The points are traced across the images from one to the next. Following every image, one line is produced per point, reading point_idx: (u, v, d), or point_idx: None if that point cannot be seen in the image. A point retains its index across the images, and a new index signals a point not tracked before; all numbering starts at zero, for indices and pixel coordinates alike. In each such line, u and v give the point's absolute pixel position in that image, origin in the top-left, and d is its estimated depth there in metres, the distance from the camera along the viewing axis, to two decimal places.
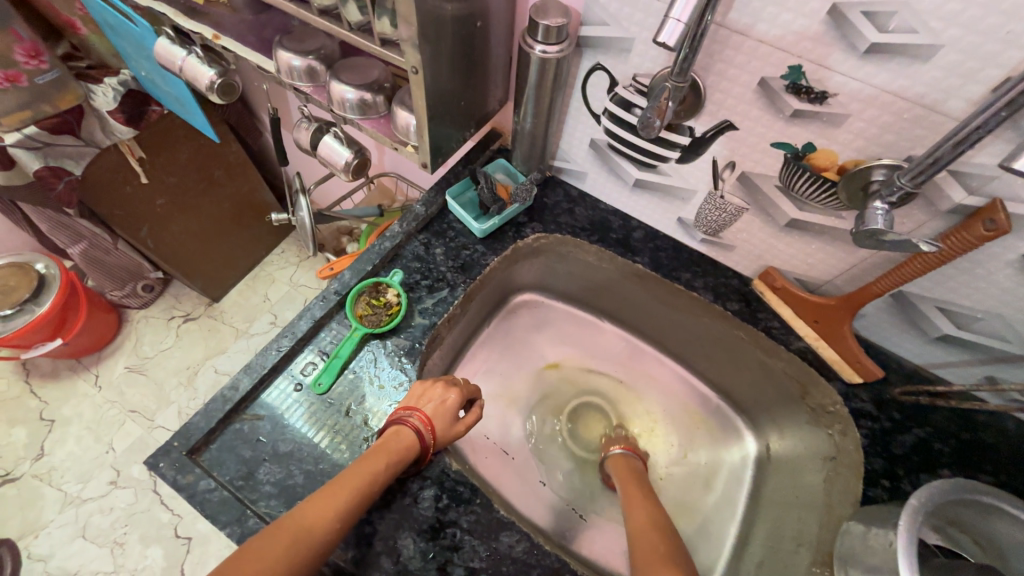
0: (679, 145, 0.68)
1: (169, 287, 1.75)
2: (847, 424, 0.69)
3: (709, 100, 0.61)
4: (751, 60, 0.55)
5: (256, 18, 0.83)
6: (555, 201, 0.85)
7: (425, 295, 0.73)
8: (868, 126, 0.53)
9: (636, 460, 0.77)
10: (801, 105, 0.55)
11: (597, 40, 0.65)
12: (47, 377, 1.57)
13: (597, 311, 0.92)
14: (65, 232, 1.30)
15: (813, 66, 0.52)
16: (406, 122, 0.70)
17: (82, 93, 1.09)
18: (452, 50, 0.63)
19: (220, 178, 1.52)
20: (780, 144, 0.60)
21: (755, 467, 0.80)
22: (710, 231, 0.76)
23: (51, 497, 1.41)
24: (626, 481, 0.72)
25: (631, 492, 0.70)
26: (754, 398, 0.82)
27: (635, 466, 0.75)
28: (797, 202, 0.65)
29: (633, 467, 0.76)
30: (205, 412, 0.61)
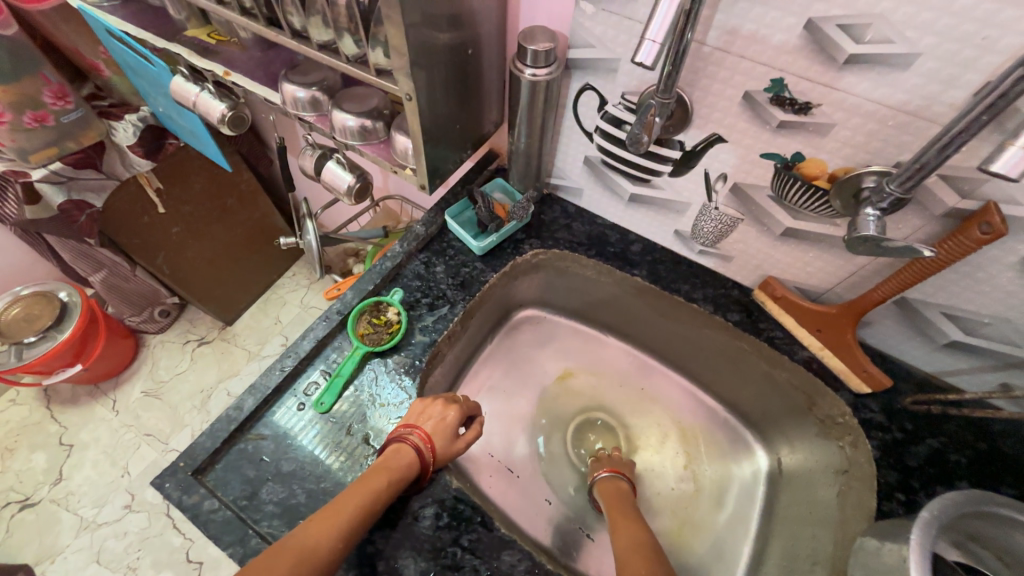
0: (671, 159, 0.69)
1: (185, 312, 1.79)
2: (857, 436, 0.67)
3: (697, 114, 0.62)
4: (734, 74, 0.56)
5: (264, 55, 0.88)
6: (553, 217, 0.86)
7: (425, 313, 0.74)
8: (854, 134, 0.54)
9: (622, 483, 0.73)
10: (786, 116, 0.56)
11: (585, 62, 0.67)
12: (67, 402, 1.61)
13: (600, 326, 0.92)
14: (87, 261, 1.35)
15: (795, 78, 0.53)
16: (404, 146, 0.72)
17: (104, 130, 1.15)
18: (445, 77, 0.66)
19: (233, 205, 1.58)
20: (770, 155, 0.61)
21: (767, 482, 0.78)
22: (707, 242, 0.76)
23: (68, 522, 1.43)
24: (613, 511, 0.68)
25: (617, 520, 0.65)
26: (761, 410, 0.80)
27: (623, 490, 0.71)
28: (791, 212, 0.65)
29: (620, 492, 0.71)
30: (211, 432, 0.62)
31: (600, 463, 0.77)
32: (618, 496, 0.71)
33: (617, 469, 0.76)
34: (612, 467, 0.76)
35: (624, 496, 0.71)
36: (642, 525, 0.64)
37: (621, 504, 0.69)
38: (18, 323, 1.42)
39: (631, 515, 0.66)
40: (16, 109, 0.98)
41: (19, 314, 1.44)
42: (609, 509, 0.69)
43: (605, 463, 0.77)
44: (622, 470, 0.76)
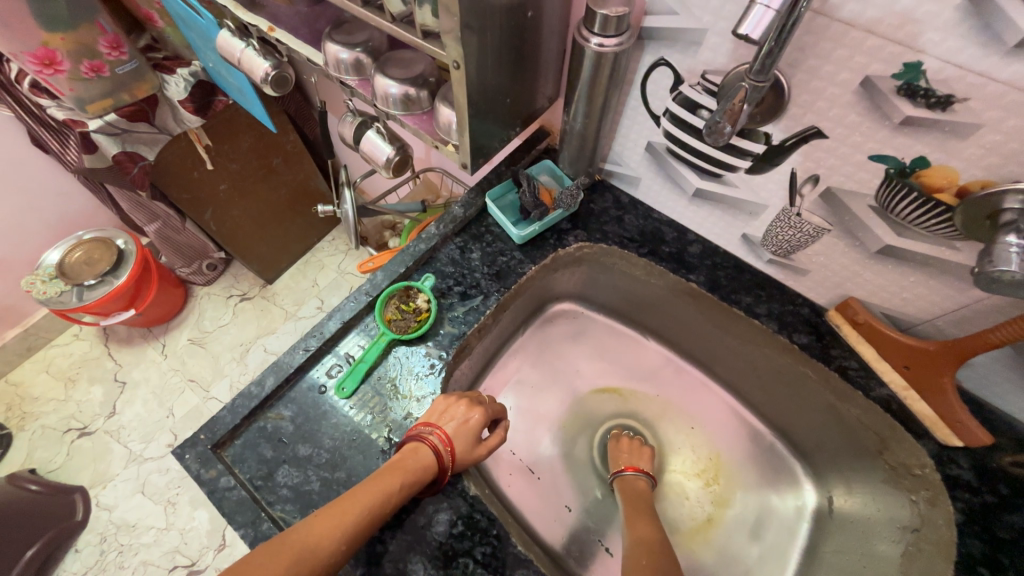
0: (751, 153, 0.59)
1: (230, 267, 1.85)
2: (937, 493, 0.58)
3: (794, 101, 0.52)
4: (854, 55, 0.46)
5: (310, 10, 0.83)
6: (603, 207, 0.78)
7: (456, 302, 0.70)
8: (1007, 140, 0.43)
9: (641, 482, 0.70)
10: (915, 111, 0.45)
11: (664, 32, 0.57)
12: (122, 342, 1.72)
13: (641, 327, 0.85)
14: (142, 212, 1.40)
15: (936, 63, 0.42)
16: (447, 119, 0.66)
17: (157, 84, 1.15)
18: (500, 43, 0.58)
19: (279, 166, 1.58)
20: (881, 157, 0.50)
21: (813, 521, 0.70)
22: (780, 251, 0.67)
23: (118, 452, 1.54)
24: (630, 512, 0.66)
25: (631, 520, 0.64)
26: (817, 443, 0.71)
27: (638, 492, 0.69)
28: (897, 227, 0.54)
29: (639, 493, 0.69)
30: (232, 408, 0.61)
31: (616, 456, 0.74)
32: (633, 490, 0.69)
33: (641, 467, 0.72)
34: (631, 462, 0.73)
35: (640, 492, 0.69)
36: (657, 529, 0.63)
37: (642, 507, 0.67)
38: (79, 265, 1.50)
39: (643, 517, 0.65)
40: (73, 58, 0.98)
41: (80, 257, 1.52)
42: (623, 507, 0.67)
43: (622, 456, 0.74)
44: (643, 466, 0.73)
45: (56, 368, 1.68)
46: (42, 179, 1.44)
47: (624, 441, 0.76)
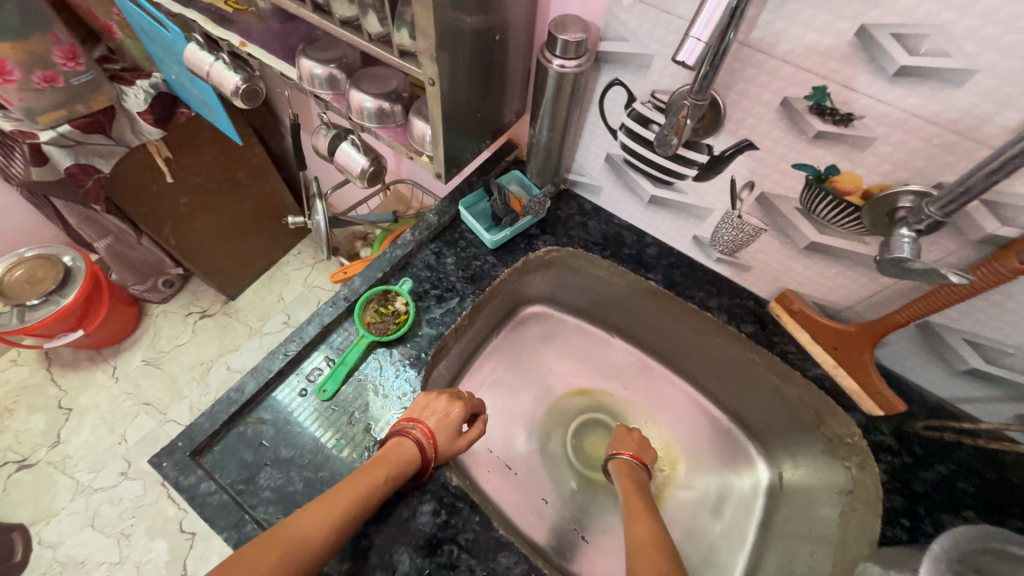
0: (697, 163, 0.67)
1: (188, 284, 1.79)
2: (865, 458, 0.66)
3: (729, 118, 0.60)
4: (774, 79, 0.54)
5: (282, 27, 0.85)
6: (569, 213, 0.84)
7: (434, 304, 0.73)
8: (896, 150, 0.51)
9: (641, 472, 0.74)
10: (825, 127, 0.54)
11: (617, 56, 0.64)
12: (68, 366, 1.61)
13: (607, 326, 0.91)
14: (93, 226, 1.34)
15: (838, 87, 0.51)
16: (422, 131, 0.70)
17: (115, 95, 1.13)
18: (470, 62, 0.63)
19: (243, 179, 1.56)
20: (802, 165, 0.58)
21: (767, 495, 0.77)
22: (726, 250, 0.75)
23: (64, 484, 1.44)
24: (632, 501, 0.69)
25: (634, 511, 0.67)
26: (766, 424, 0.79)
27: (640, 480, 0.72)
28: (819, 226, 0.63)
29: (638, 481, 0.72)
30: (210, 414, 0.61)
31: (623, 442, 0.78)
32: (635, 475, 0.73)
33: (640, 456, 0.76)
34: (636, 451, 0.76)
35: (639, 478, 0.73)
36: (655, 520, 0.66)
37: (642, 495, 0.70)
38: (21, 285, 1.41)
39: (641, 504, 0.68)
40: (25, 68, 0.96)
41: (22, 276, 1.43)
42: (625, 495, 0.70)
43: (629, 444, 0.77)
44: (644, 457, 0.77)
45: None
46: None
47: (633, 431, 0.80)
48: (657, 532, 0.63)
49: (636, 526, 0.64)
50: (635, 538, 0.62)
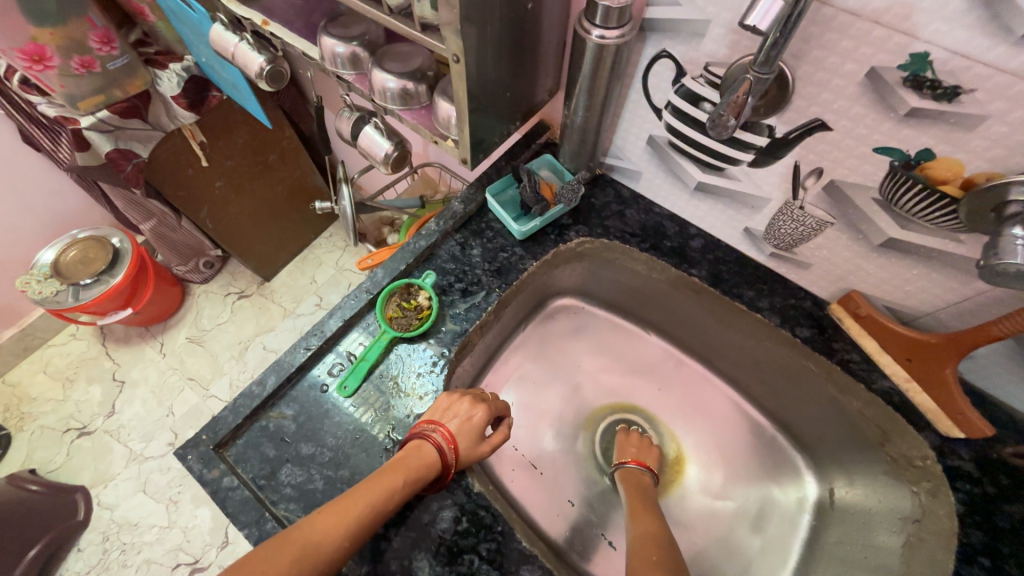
0: (754, 147, 0.58)
1: (227, 265, 1.84)
2: (938, 484, 0.58)
3: (798, 93, 0.51)
4: (860, 45, 0.45)
5: (305, 3, 0.81)
6: (604, 201, 0.78)
7: (458, 299, 0.69)
8: (1013, 131, 0.42)
9: (647, 478, 0.71)
10: (922, 102, 0.45)
11: (666, 24, 0.56)
12: (120, 341, 1.71)
13: (641, 322, 0.85)
14: (137, 209, 1.38)
15: (945, 53, 0.42)
16: (447, 113, 0.65)
17: (149, 79, 1.14)
18: (500, 36, 0.57)
19: (274, 162, 1.56)
20: (886, 149, 0.50)
21: (814, 512, 0.70)
22: (783, 245, 0.66)
23: (119, 452, 1.54)
24: (636, 504, 0.67)
25: (636, 512, 0.65)
26: (819, 436, 0.71)
27: (644, 485, 0.69)
28: (901, 219, 0.54)
29: (643, 487, 0.69)
30: (233, 407, 0.61)
31: (624, 449, 0.74)
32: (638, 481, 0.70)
33: (645, 461, 0.73)
34: (638, 457, 0.73)
35: (643, 483, 0.70)
36: (661, 523, 0.64)
37: (645, 499, 0.68)
38: (75, 265, 1.48)
39: (643, 508, 0.66)
40: (63, 54, 0.96)
41: (75, 256, 1.50)
42: (627, 499, 0.68)
43: (629, 450, 0.74)
44: (648, 462, 0.73)
45: (53, 368, 1.67)
46: (34, 177, 1.42)
47: (632, 435, 0.77)
48: (658, 537, 0.61)
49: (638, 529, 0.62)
50: (635, 539, 0.60)
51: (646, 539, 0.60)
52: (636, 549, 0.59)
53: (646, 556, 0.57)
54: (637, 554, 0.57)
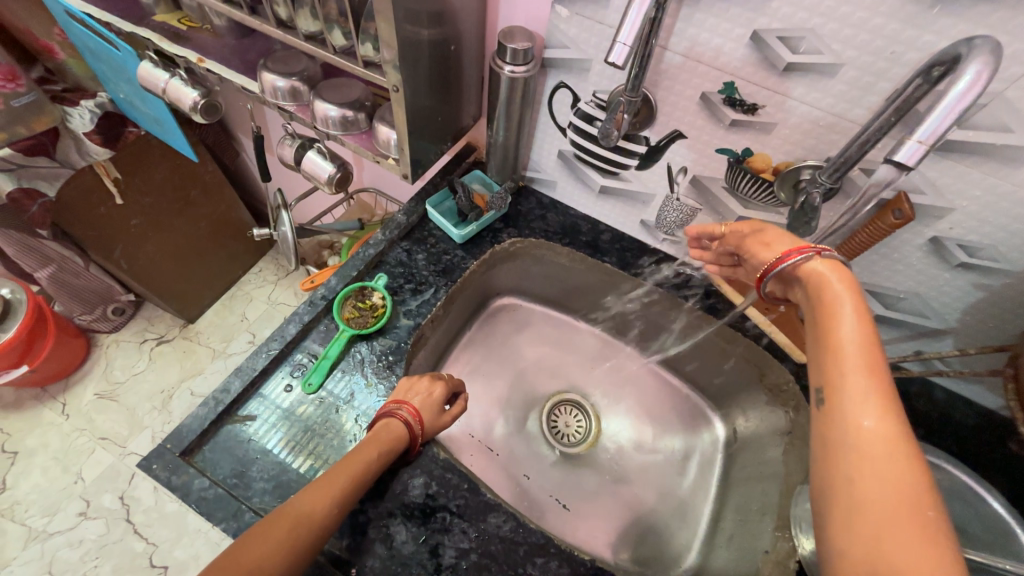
0: (637, 153, 0.76)
1: (141, 311, 1.71)
2: (800, 402, 0.75)
3: (660, 112, 0.69)
4: (692, 77, 0.63)
5: (239, 43, 0.87)
6: (529, 208, 0.91)
7: (409, 297, 0.78)
8: (793, 133, 0.62)
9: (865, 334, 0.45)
10: (737, 116, 0.64)
11: (561, 62, 0.72)
12: (10, 408, 1.51)
13: (572, 311, 0.98)
14: (32, 256, 1.25)
15: (743, 82, 0.60)
16: (387, 136, 0.75)
17: (59, 116, 1.10)
18: (430, 71, 0.69)
19: (197, 198, 1.53)
20: (723, 149, 0.68)
21: (724, 450, 0.85)
22: (670, 231, 0.84)
23: (14, 533, 1.34)
24: (864, 387, 0.43)
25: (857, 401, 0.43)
26: (719, 386, 0.87)
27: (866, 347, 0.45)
28: (743, 202, 0.72)
29: (859, 355, 0.45)
30: (198, 415, 0.65)
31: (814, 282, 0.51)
32: (821, 360, 0.47)
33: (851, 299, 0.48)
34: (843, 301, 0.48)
35: (841, 360, 0.45)
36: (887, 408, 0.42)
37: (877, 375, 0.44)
38: None
39: (853, 401, 0.43)
40: None
41: None
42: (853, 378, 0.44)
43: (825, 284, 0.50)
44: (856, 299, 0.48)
45: None
46: None
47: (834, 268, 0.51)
48: (890, 431, 0.41)
49: (855, 428, 0.42)
50: (860, 440, 0.42)
51: (875, 442, 0.41)
52: (844, 449, 0.42)
53: (884, 471, 0.40)
54: (838, 447, 0.43)
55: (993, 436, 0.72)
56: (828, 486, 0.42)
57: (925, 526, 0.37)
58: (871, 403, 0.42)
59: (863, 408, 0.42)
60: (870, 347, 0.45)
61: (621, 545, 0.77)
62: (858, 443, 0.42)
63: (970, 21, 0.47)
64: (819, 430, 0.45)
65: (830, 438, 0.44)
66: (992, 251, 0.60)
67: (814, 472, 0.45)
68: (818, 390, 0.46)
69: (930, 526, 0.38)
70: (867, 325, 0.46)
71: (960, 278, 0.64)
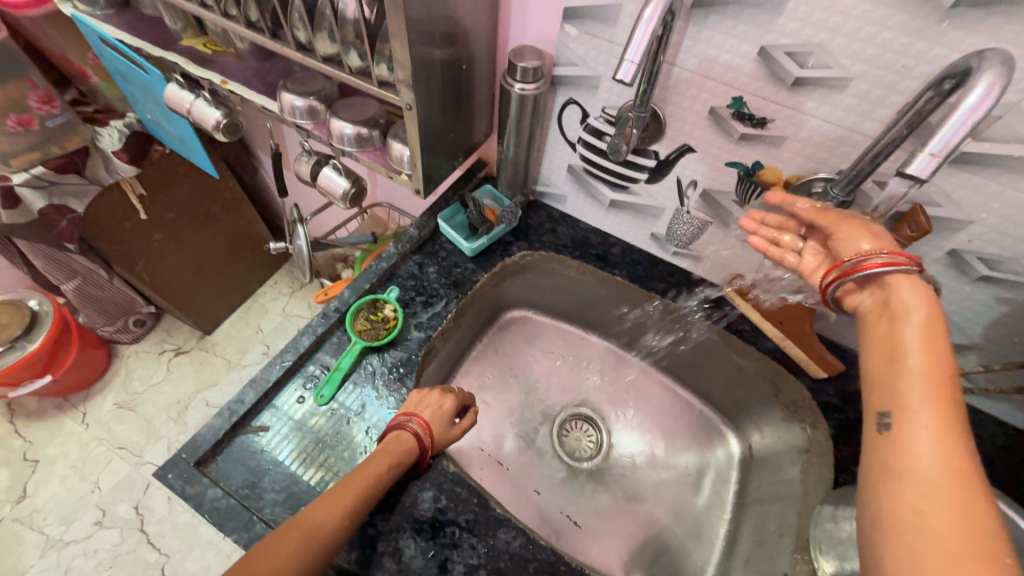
0: (646, 167, 0.76)
1: (160, 322, 1.75)
2: (817, 418, 0.73)
3: (670, 126, 0.69)
4: (700, 92, 0.64)
5: (260, 65, 0.91)
6: (539, 221, 0.92)
7: (420, 310, 0.79)
8: (804, 146, 0.62)
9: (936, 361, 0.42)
10: (746, 130, 0.64)
11: (570, 79, 0.73)
12: (33, 416, 1.55)
13: (582, 324, 0.97)
14: (60, 268, 1.32)
15: (752, 97, 0.61)
16: (400, 153, 0.77)
17: (88, 136, 1.16)
18: (443, 89, 0.71)
19: (217, 213, 1.58)
20: (733, 163, 0.68)
21: (740, 467, 0.83)
22: (681, 244, 0.83)
23: (32, 541, 1.37)
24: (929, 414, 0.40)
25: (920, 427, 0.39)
26: (733, 401, 0.85)
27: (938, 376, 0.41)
28: None
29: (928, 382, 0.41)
30: (212, 425, 0.67)
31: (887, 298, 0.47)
32: (882, 381, 0.43)
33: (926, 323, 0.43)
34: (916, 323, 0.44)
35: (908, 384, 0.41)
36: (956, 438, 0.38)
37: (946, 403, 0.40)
38: None
39: (918, 428, 0.39)
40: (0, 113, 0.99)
41: None
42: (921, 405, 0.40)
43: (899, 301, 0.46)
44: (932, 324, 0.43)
45: None
46: None
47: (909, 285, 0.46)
48: (955, 463, 0.37)
49: (917, 455, 0.38)
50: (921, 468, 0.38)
51: (940, 472, 0.37)
52: (902, 475, 0.39)
53: (947, 504, 0.36)
54: (897, 474, 0.39)
55: (1022, 456, 0.69)
56: (881, 516, 0.39)
57: (993, 563, 0.33)
58: (938, 430, 0.39)
59: (929, 436, 0.39)
60: (938, 373, 0.41)
61: (633, 566, 0.75)
62: (919, 470, 0.38)
63: (981, 34, 0.47)
64: (872, 453, 0.41)
65: (886, 464, 0.40)
66: (1013, 264, 0.58)
67: (863, 497, 0.41)
68: (877, 410, 0.42)
69: (1001, 566, 0.33)
70: (936, 349, 0.42)
71: (981, 291, 0.63)
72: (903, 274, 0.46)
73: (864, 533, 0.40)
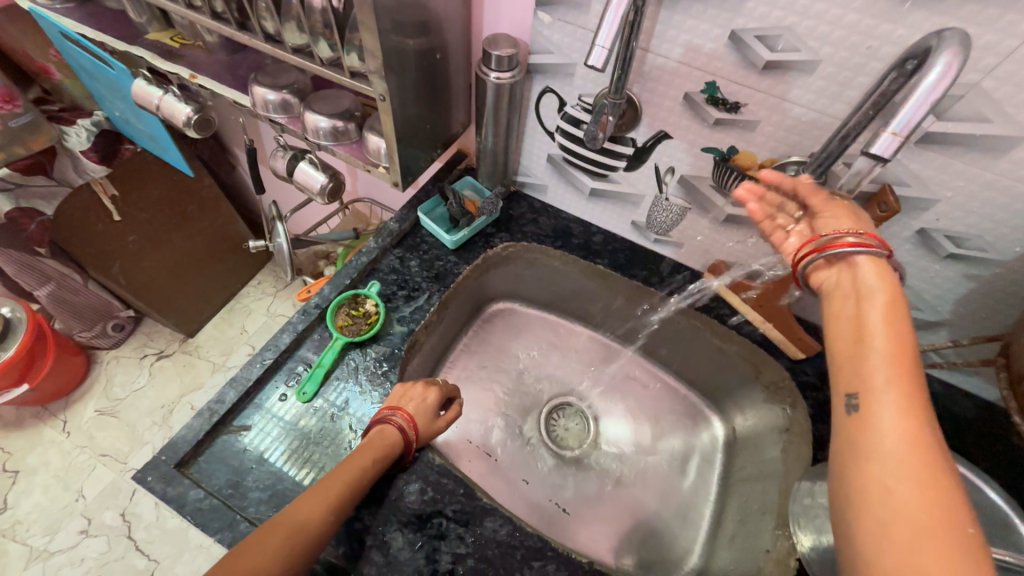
0: (624, 155, 0.76)
1: (141, 326, 1.72)
2: (796, 398, 0.75)
3: (646, 113, 0.69)
4: (674, 78, 0.64)
5: (230, 58, 0.88)
6: (520, 212, 0.92)
7: (402, 304, 0.78)
8: (776, 130, 0.62)
9: (897, 339, 0.43)
10: (720, 115, 0.64)
11: (546, 67, 0.73)
12: (11, 427, 1.52)
13: (567, 314, 0.97)
14: (31, 274, 1.25)
15: (725, 82, 0.61)
16: (377, 145, 0.76)
17: (55, 135, 1.14)
18: (417, 79, 0.70)
19: (194, 212, 1.54)
20: (709, 148, 0.69)
21: (724, 449, 0.85)
22: (661, 231, 0.84)
23: (15, 553, 1.34)
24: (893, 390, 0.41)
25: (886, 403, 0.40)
26: (716, 384, 0.87)
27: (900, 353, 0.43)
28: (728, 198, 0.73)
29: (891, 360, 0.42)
30: (193, 426, 0.66)
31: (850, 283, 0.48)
32: (849, 362, 0.44)
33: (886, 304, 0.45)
34: (878, 306, 0.45)
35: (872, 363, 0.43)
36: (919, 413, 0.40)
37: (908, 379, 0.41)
38: None
39: (884, 405, 0.40)
40: None
41: None
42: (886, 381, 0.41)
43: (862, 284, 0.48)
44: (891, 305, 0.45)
45: None
46: None
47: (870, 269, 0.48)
48: (919, 437, 0.39)
49: (884, 432, 0.40)
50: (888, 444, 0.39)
51: (905, 447, 0.38)
52: (871, 452, 0.40)
53: (913, 476, 0.37)
54: (866, 451, 0.40)
55: (991, 427, 0.72)
56: (852, 492, 0.39)
57: (958, 532, 0.34)
58: (902, 406, 0.40)
59: (894, 413, 0.40)
60: (899, 352, 0.43)
61: (623, 550, 0.77)
62: (887, 446, 0.39)
63: (943, 14, 0.48)
64: (842, 432, 0.43)
65: (855, 441, 0.41)
66: (978, 241, 0.60)
67: (835, 476, 0.42)
68: (845, 392, 0.43)
69: (963, 535, 0.34)
70: (897, 329, 0.44)
71: (950, 269, 0.64)
72: (872, 257, 0.48)
73: (836, 510, 0.41)
